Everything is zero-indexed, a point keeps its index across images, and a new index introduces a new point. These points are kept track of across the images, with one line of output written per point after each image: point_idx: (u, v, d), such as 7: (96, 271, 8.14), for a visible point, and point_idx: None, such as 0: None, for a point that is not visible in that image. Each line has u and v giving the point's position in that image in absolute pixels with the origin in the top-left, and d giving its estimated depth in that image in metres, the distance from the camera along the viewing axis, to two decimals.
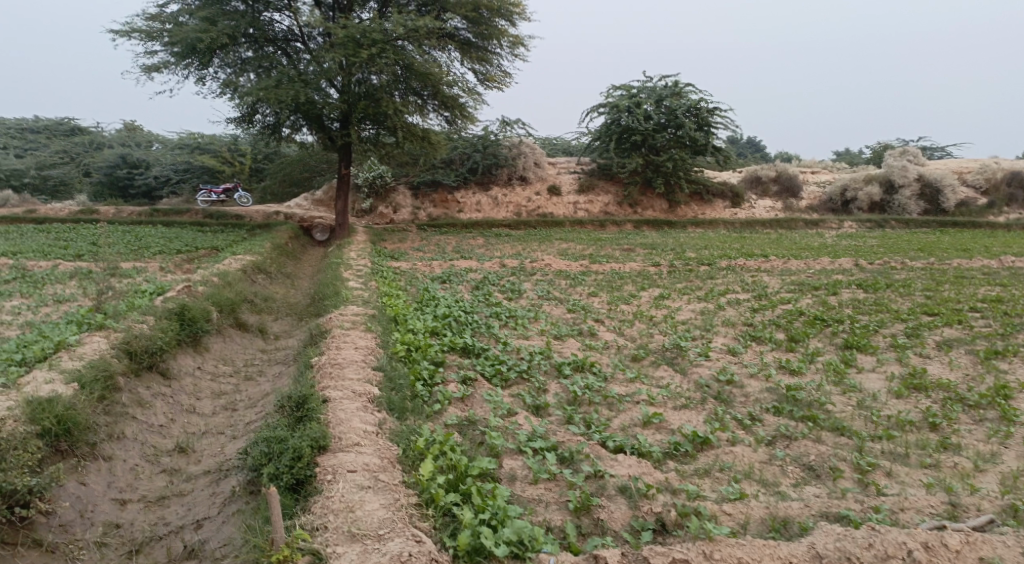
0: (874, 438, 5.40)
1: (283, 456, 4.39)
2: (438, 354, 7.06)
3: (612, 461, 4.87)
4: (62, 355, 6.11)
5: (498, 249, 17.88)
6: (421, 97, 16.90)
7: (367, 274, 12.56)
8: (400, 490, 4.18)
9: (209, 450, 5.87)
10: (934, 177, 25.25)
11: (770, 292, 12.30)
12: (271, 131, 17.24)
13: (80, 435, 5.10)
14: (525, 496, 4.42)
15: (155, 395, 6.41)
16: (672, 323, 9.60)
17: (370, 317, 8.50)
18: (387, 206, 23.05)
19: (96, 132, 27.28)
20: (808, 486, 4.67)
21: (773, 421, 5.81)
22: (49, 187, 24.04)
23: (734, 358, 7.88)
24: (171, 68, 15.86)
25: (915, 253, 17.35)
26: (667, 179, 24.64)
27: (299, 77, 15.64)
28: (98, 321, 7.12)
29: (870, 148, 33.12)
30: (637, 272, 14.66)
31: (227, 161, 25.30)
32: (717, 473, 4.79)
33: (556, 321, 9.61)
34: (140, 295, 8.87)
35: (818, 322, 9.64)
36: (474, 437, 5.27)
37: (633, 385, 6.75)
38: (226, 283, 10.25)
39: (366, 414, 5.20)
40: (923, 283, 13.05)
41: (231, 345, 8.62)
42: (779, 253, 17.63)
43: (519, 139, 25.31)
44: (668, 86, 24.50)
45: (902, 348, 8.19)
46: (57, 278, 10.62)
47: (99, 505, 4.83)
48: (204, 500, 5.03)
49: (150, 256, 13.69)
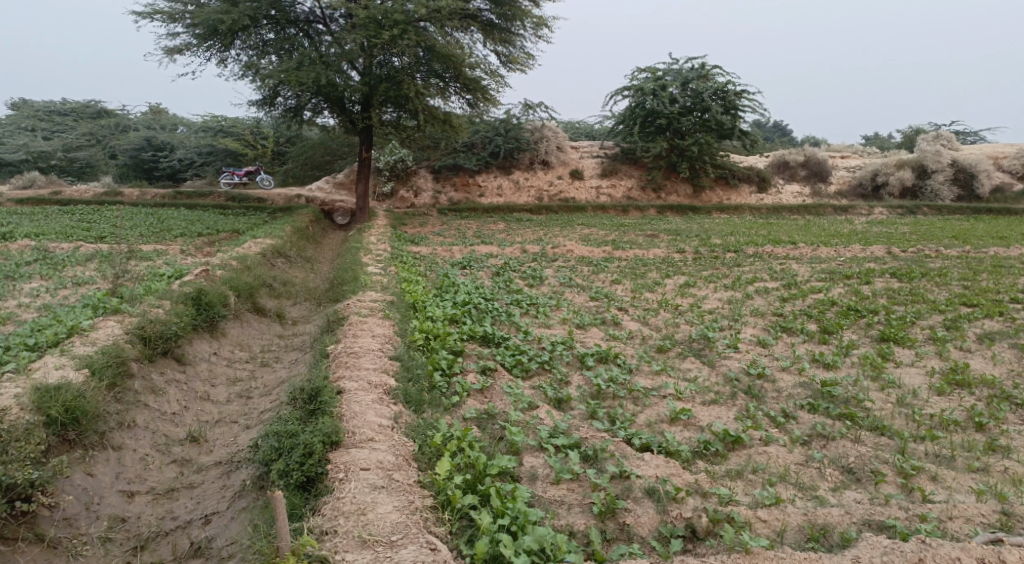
0: (916, 438, 5.07)
1: (293, 451, 4.22)
2: (456, 343, 6.85)
3: (639, 461, 4.62)
4: (75, 340, 6.00)
5: (519, 234, 17.62)
6: (443, 79, 16.53)
7: (387, 259, 12.38)
8: (416, 491, 3.98)
9: (221, 440, 5.74)
10: (969, 161, 24.40)
11: (800, 280, 11.90)
12: (292, 114, 17.10)
13: (88, 424, 4.99)
14: (546, 497, 4.20)
15: (169, 382, 6.28)
16: (699, 313, 9.30)
17: (389, 304, 8.31)
18: (408, 190, 22.86)
19: (122, 114, 27.37)
20: (848, 490, 4.37)
21: (808, 419, 5.51)
22: (76, 168, 24.27)
23: (764, 350, 7.57)
24: (193, 50, 15.72)
25: (950, 240, 16.76)
26: (691, 164, 24.13)
27: (320, 58, 15.42)
28: (113, 305, 7.01)
29: (901, 131, 32.18)
30: (662, 259, 14.30)
31: (250, 144, 25.26)
32: (750, 474, 4.52)
33: (579, 309, 9.34)
34: (159, 278, 8.78)
35: (851, 312, 9.25)
36: (493, 432, 5.06)
37: (659, 378, 6.48)
38: (245, 266, 10.14)
39: (382, 407, 5.00)
40: (960, 272, 12.52)
41: (248, 331, 8.49)
42: (808, 240, 17.16)
43: (541, 122, 24.93)
44: (695, 68, 23.89)
45: (941, 342, 7.79)
46: (78, 260, 10.59)
47: (106, 497, 4.72)
48: (214, 493, 4.90)
49: (171, 239, 13.67)
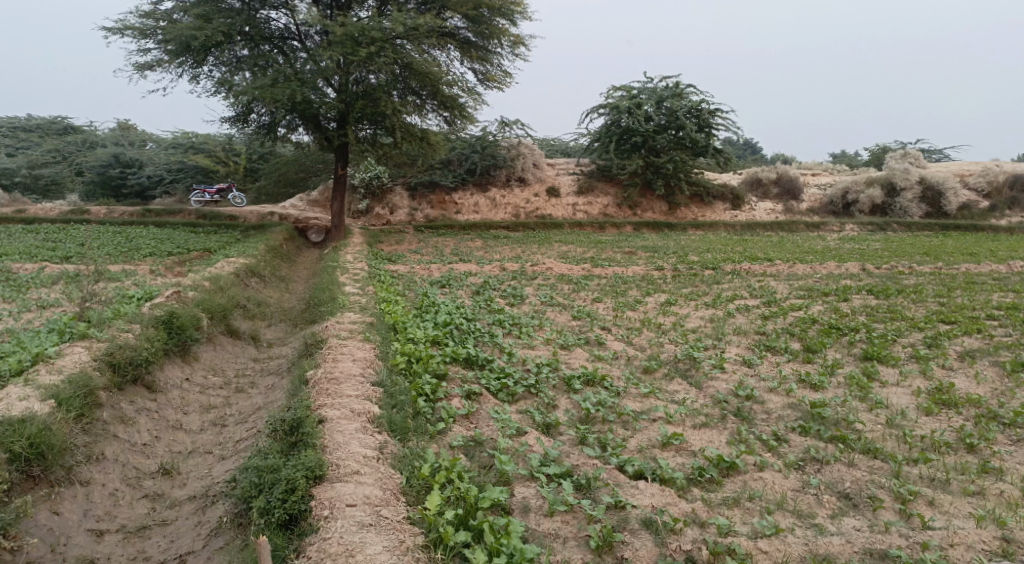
0: (910, 461, 5.04)
1: (275, 487, 4.01)
2: (440, 366, 6.67)
3: (633, 490, 4.50)
4: (40, 368, 5.69)
5: (497, 252, 17.51)
6: (420, 97, 16.50)
7: (365, 278, 12.14)
8: (406, 529, 3.80)
9: (196, 472, 5.48)
10: (936, 179, 24.99)
11: (779, 298, 11.95)
12: (266, 131, 16.84)
13: (54, 458, 4.71)
14: (540, 530, 4.05)
15: (140, 411, 6.00)
16: (682, 332, 9.24)
17: (369, 326, 8.10)
18: (384, 207, 22.65)
19: (89, 131, 26.76)
20: (847, 517, 4.31)
21: (800, 442, 5.44)
22: (41, 185, 23.63)
23: (750, 370, 7.52)
24: (165, 66, 15.41)
25: (921, 257, 17.04)
26: (667, 181, 24.31)
27: (296, 75, 15.22)
28: (81, 330, 6.70)
29: (869, 150, 32.91)
30: (641, 276, 14.29)
31: (221, 161, 24.83)
32: (748, 502, 4.43)
33: (562, 329, 9.22)
34: (128, 301, 8.45)
35: (833, 330, 9.27)
36: (481, 460, 4.90)
37: (648, 401, 6.36)
38: (218, 287, 9.84)
39: (366, 437, 4.80)
40: (934, 289, 12.69)
41: (222, 354, 8.20)
42: (783, 256, 17.33)
43: (518, 140, 24.96)
44: (669, 87, 24.16)
45: (924, 360, 7.83)
46: (42, 281, 10.19)
47: (73, 538, 4.45)
48: (189, 530, 4.65)
49: (141, 258, 13.29)
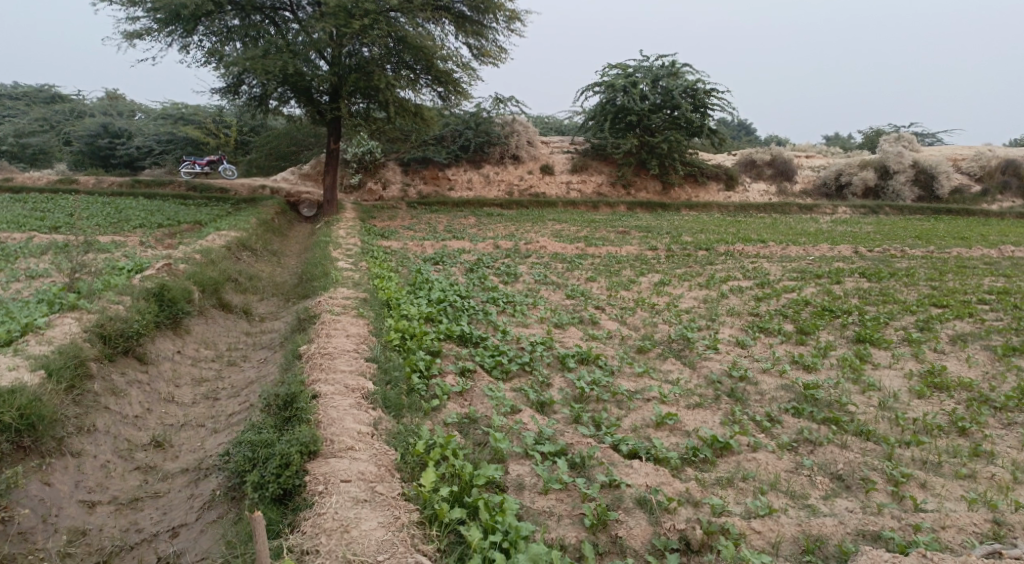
0: (902, 444, 5.07)
1: (269, 462, 3.97)
2: (434, 343, 6.64)
3: (628, 469, 4.50)
4: (29, 339, 5.62)
5: (490, 229, 17.41)
6: (414, 71, 16.15)
7: (357, 254, 12.04)
8: (401, 505, 3.78)
9: (188, 445, 5.43)
10: (930, 163, 25.01)
11: (772, 279, 11.96)
12: (257, 103, 16.56)
13: (45, 430, 4.65)
14: (535, 508, 4.05)
15: (131, 383, 5.94)
16: (676, 312, 9.23)
17: (363, 301, 8.04)
18: (377, 182, 22.44)
19: (76, 100, 26.27)
20: (840, 499, 4.35)
21: (793, 423, 5.46)
22: (28, 154, 23.22)
23: (743, 351, 7.53)
24: (154, 35, 15.08)
25: (914, 240, 17.08)
26: (661, 161, 24.19)
27: (288, 46, 14.95)
28: (70, 301, 6.61)
29: (863, 133, 32.85)
30: (635, 256, 14.25)
31: (212, 132, 24.46)
32: (741, 482, 4.45)
33: (556, 308, 9.18)
34: (118, 273, 8.35)
35: (825, 313, 9.28)
36: (476, 438, 4.89)
37: (642, 381, 6.36)
38: (209, 261, 9.73)
39: (360, 413, 4.77)
40: (926, 272, 12.73)
41: (213, 328, 8.12)
42: (777, 238, 17.32)
43: (512, 117, 24.72)
44: (665, 66, 23.94)
45: (916, 343, 7.87)
46: (31, 251, 10.04)
47: (65, 509, 4.41)
48: (182, 503, 4.61)
49: (131, 230, 13.12)
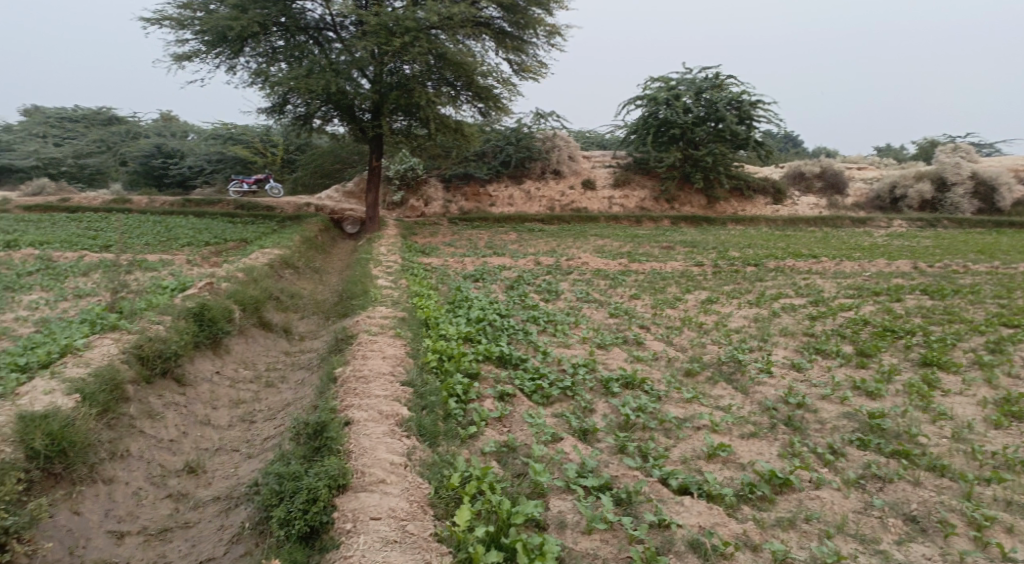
0: (982, 481, 4.60)
1: (296, 496, 3.78)
2: (472, 365, 6.41)
3: (679, 507, 4.17)
4: (68, 361, 5.61)
5: (531, 245, 17.21)
6: (454, 88, 16.15)
7: (398, 271, 11.95)
8: (433, 547, 3.54)
9: (220, 471, 5.32)
10: (990, 174, 23.84)
11: (827, 297, 11.39)
12: (302, 122, 16.77)
13: (76, 456, 4.59)
14: (578, 550, 3.77)
15: (167, 405, 5.88)
16: (725, 332, 8.82)
17: (400, 321, 7.88)
18: (419, 199, 22.50)
19: (133, 121, 27.20)
20: (915, 544, 3.93)
21: (858, 456, 5.03)
22: (86, 175, 24.20)
23: (799, 374, 7.08)
24: (203, 57, 15.44)
25: (976, 255, 16.21)
26: (706, 174, 23.65)
27: (331, 66, 15.09)
28: (111, 321, 6.63)
29: (917, 143, 31.63)
30: (680, 272, 13.83)
31: (259, 152, 24.97)
32: (804, 524, 4.07)
33: (598, 327, 8.87)
34: (161, 292, 8.40)
35: (886, 333, 8.72)
36: (514, 469, 4.64)
37: (691, 407, 5.99)
38: (251, 279, 9.76)
39: (394, 441, 4.57)
40: (993, 289, 11.98)
41: (253, 347, 8.08)
42: (829, 253, 16.65)
43: (554, 131, 24.55)
44: (709, 78, 23.47)
45: (988, 367, 7.28)
46: (81, 269, 10.26)
47: (93, 540, 4.32)
48: (211, 534, 4.47)
49: (178, 248, 13.36)
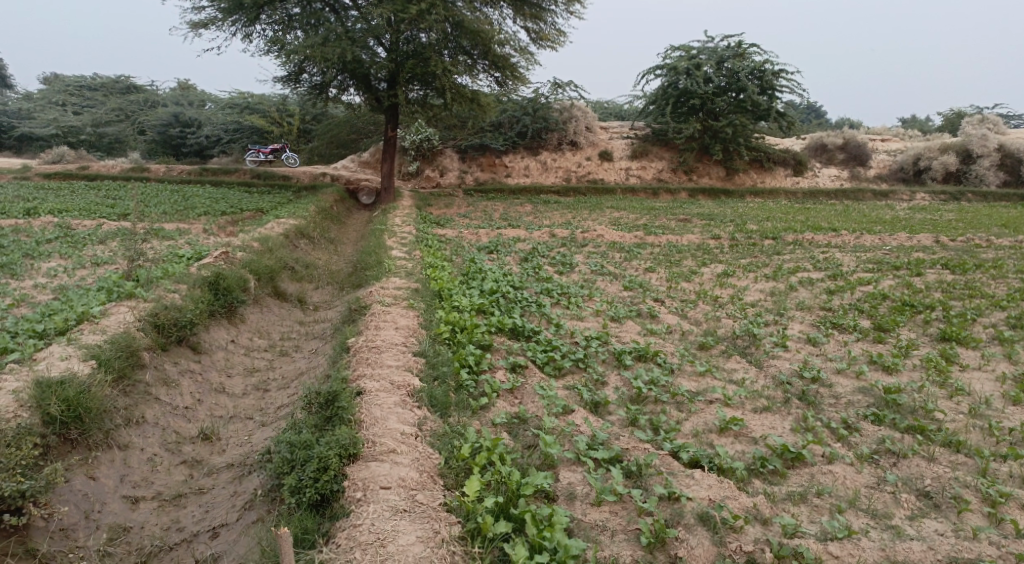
0: (998, 457, 4.53)
1: (307, 465, 3.82)
2: (484, 337, 6.40)
3: (689, 480, 4.15)
4: (84, 328, 5.69)
5: (546, 217, 17.11)
6: (471, 56, 15.92)
7: (412, 242, 11.94)
8: (441, 517, 3.57)
9: (235, 438, 5.39)
10: (1018, 146, 23.22)
11: (846, 271, 11.22)
12: (318, 91, 16.65)
13: (92, 422, 4.68)
14: (586, 521, 3.77)
15: (183, 373, 5.96)
16: (741, 305, 8.73)
17: (414, 292, 7.88)
18: (434, 169, 22.40)
19: (150, 90, 27.23)
20: (928, 519, 3.89)
21: (873, 431, 4.97)
22: (105, 144, 24.40)
23: (814, 349, 7.00)
24: (218, 24, 15.33)
25: (1000, 229, 15.85)
26: (725, 146, 23.25)
27: (347, 34, 14.92)
28: (128, 289, 6.69)
29: (944, 114, 30.83)
30: (696, 245, 13.68)
31: (275, 121, 24.92)
32: (815, 499, 4.04)
33: (612, 299, 8.82)
34: (177, 260, 8.45)
35: (905, 308, 8.58)
36: (525, 440, 4.64)
37: (704, 380, 5.95)
38: (266, 248, 9.79)
39: (405, 412, 4.60)
40: (1016, 264, 11.72)
41: (268, 316, 8.14)
42: (849, 226, 16.38)
43: (571, 101, 24.21)
44: (731, 47, 22.94)
45: (1008, 343, 7.14)
46: (100, 238, 10.35)
47: (108, 504, 4.41)
48: (224, 501, 4.55)
49: (195, 217, 13.44)
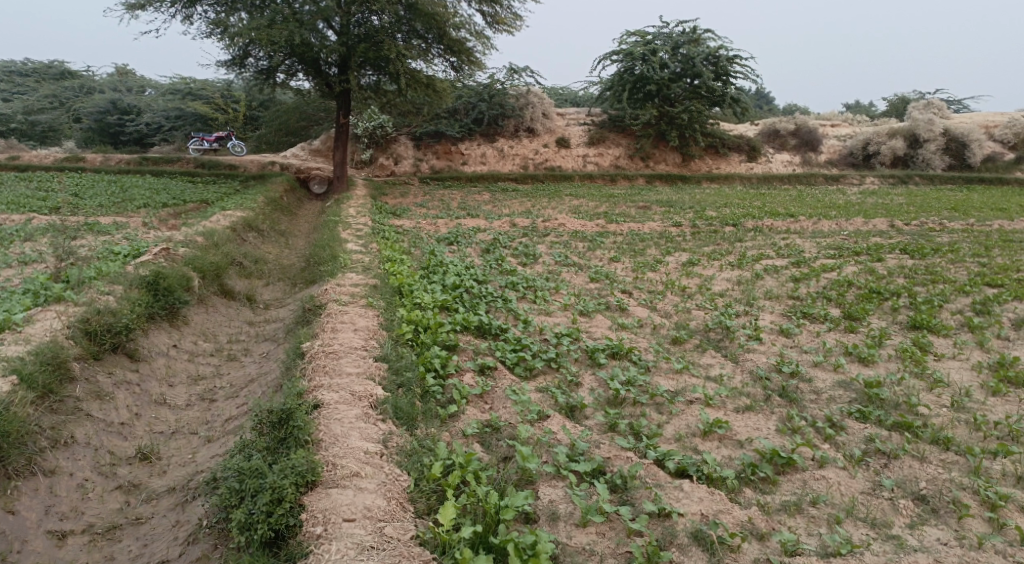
0: (988, 455, 4.40)
1: (258, 496, 3.38)
2: (450, 337, 5.99)
3: (679, 493, 3.87)
4: (5, 337, 5.09)
5: (506, 206, 16.71)
6: (425, 40, 15.32)
7: (368, 234, 11.39)
8: (411, 554, 3.20)
9: (177, 457, 4.88)
10: (960, 130, 23.87)
11: (809, 258, 11.16)
12: (265, 76, 15.81)
13: (11, 447, 4.15)
14: (571, 546, 3.47)
15: (119, 384, 5.39)
16: (710, 296, 8.53)
17: (372, 289, 7.40)
18: (388, 157, 21.72)
19: (85, 76, 25.65)
20: (928, 527, 3.70)
21: (859, 429, 4.78)
22: (37, 132, 22.51)
23: (788, 341, 6.83)
24: (155, 5, 14.36)
25: (949, 212, 16.18)
26: (681, 132, 23.19)
27: (294, 15, 14.15)
28: (56, 292, 6.05)
29: (888, 100, 31.57)
30: (659, 233, 13.51)
31: (220, 108, 23.78)
32: (811, 509, 3.81)
33: (580, 292, 8.50)
34: (113, 258, 7.77)
35: (873, 295, 8.50)
36: (500, 452, 4.30)
37: (682, 379, 5.69)
38: (212, 243, 9.15)
39: (368, 428, 4.21)
40: (971, 247, 11.88)
41: (214, 317, 7.55)
42: (805, 211, 16.47)
43: (527, 88, 23.79)
44: (685, 32, 22.89)
45: (979, 330, 7.11)
46: (27, 233, 9.52)
47: (30, 542, 3.90)
48: (165, 532, 4.06)
49: (135, 209, 12.60)
